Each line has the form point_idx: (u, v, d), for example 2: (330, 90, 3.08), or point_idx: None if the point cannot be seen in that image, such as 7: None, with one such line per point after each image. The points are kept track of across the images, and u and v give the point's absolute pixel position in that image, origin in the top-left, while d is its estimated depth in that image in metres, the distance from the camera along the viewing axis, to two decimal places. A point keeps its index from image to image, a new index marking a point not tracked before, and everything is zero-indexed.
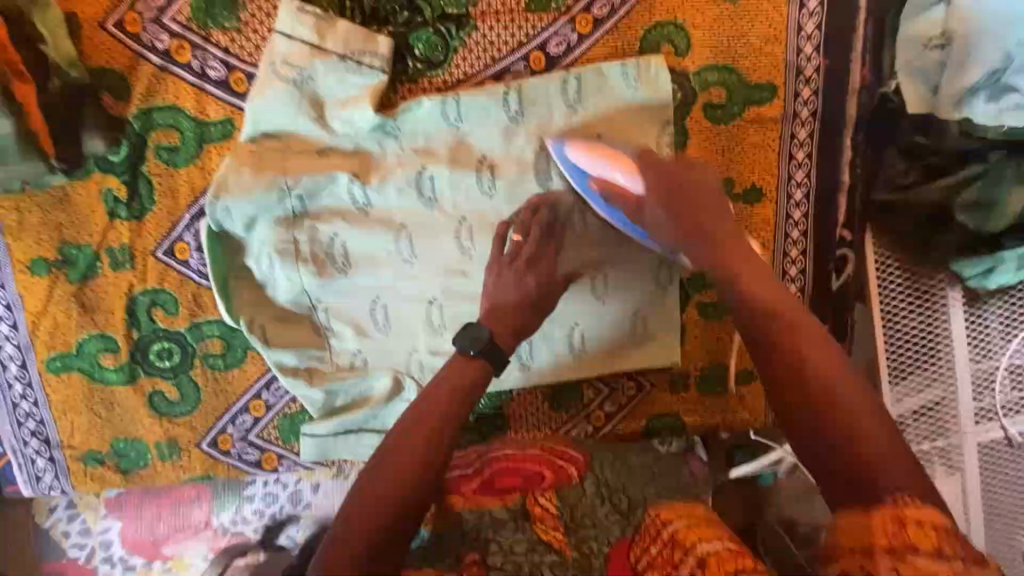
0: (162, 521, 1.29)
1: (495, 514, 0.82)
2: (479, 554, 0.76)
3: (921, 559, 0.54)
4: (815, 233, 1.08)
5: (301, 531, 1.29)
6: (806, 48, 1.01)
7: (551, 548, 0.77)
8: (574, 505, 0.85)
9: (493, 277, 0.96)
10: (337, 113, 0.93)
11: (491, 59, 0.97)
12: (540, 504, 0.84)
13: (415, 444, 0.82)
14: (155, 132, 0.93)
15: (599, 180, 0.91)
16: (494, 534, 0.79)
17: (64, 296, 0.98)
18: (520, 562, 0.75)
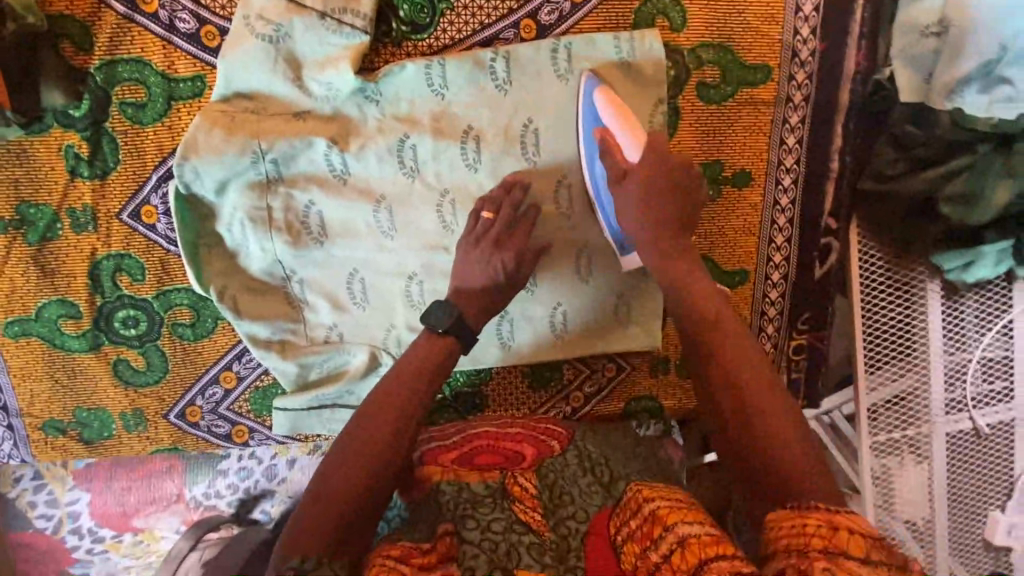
0: (131, 494, 1.27)
1: (473, 489, 0.82)
2: (453, 526, 0.76)
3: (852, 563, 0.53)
4: (801, 219, 1.08)
5: (276, 505, 1.30)
6: (803, 30, 0.98)
7: (528, 527, 0.78)
8: (552, 484, 0.86)
9: (460, 256, 0.93)
10: (314, 74, 0.88)
11: (479, 24, 0.93)
12: (518, 484, 0.84)
13: (382, 427, 0.79)
14: (119, 87, 0.88)
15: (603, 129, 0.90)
16: (472, 510, 0.79)
17: (22, 258, 0.93)
18: (496, 540, 0.75)
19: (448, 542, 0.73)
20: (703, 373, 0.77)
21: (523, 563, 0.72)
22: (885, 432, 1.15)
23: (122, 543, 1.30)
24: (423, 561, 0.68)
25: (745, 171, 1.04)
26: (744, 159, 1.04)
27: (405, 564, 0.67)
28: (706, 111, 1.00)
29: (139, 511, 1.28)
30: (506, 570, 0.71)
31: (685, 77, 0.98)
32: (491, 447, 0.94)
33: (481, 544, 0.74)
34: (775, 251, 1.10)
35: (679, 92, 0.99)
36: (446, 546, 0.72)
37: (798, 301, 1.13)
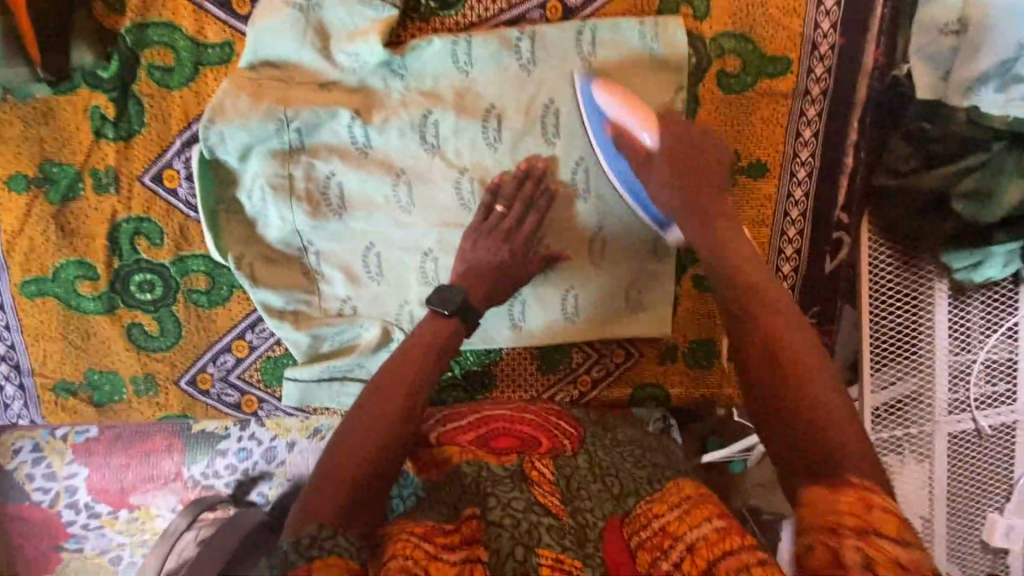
0: (129, 471, 1.28)
1: (492, 470, 0.83)
2: (479, 509, 0.78)
3: (884, 541, 0.55)
4: (814, 212, 1.10)
5: (274, 488, 1.30)
6: (823, 23, 1.00)
7: (547, 510, 0.78)
8: (570, 476, 0.85)
9: (470, 242, 0.94)
10: (342, 46, 0.89)
11: (506, 3, 0.95)
12: (536, 468, 0.85)
13: (396, 402, 0.80)
14: (148, 49, 0.89)
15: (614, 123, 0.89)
16: (493, 488, 0.80)
17: (43, 217, 0.93)
18: (517, 518, 0.76)
19: (473, 525, 0.77)
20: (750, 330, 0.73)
21: (543, 543, 0.74)
22: (886, 430, 1.16)
23: (119, 520, 1.30)
24: (445, 540, 0.73)
25: (761, 161, 1.05)
26: (760, 150, 1.05)
27: (428, 542, 0.72)
28: (725, 100, 1.01)
29: (136, 488, 1.28)
30: (528, 548, 0.73)
31: (706, 65, 1.00)
32: (506, 429, 0.95)
33: (503, 521, 0.76)
34: (786, 244, 1.11)
35: (699, 79, 1.00)
36: (471, 530, 0.76)
37: (807, 294, 1.15)
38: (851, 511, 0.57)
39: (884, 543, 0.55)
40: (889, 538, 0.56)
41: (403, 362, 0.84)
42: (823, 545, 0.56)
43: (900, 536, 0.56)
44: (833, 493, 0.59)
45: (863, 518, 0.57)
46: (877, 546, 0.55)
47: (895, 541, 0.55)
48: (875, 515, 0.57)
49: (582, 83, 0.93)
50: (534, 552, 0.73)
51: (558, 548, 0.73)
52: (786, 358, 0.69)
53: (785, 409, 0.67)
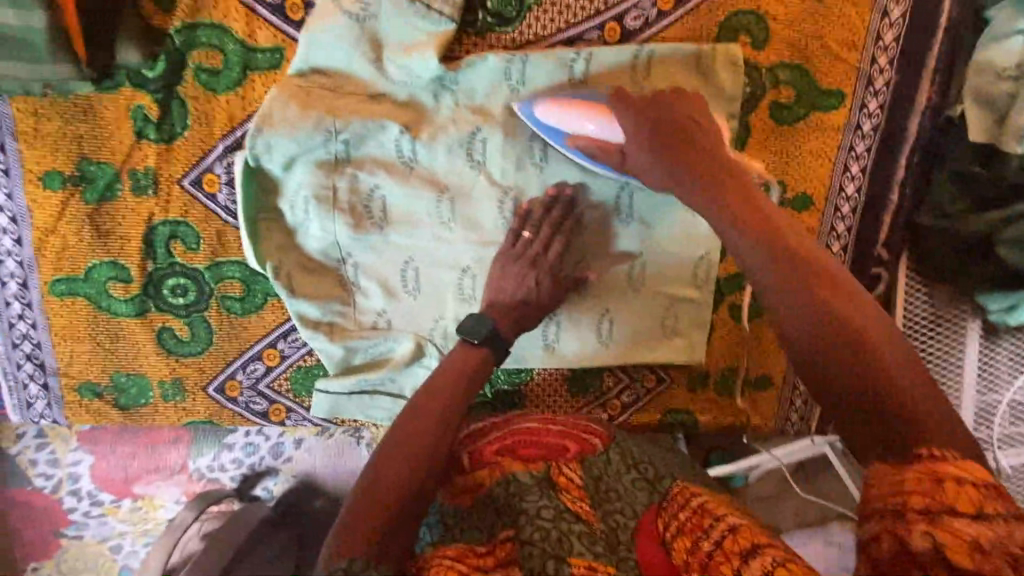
0: (134, 460, 1.25)
1: (518, 480, 0.82)
2: (514, 531, 0.76)
3: (958, 522, 0.50)
4: (855, 247, 1.08)
5: (279, 484, 1.29)
6: (880, 60, 0.98)
7: (578, 517, 0.77)
8: (598, 478, 0.84)
9: (498, 271, 0.95)
10: (394, 57, 0.87)
11: (564, 22, 0.92)
12: (564, 474, 0.83)
13: (432, 429, 0.80)
14: (196, 51, 0.86)
15: (573, 136, 0.89)
16: (522, 501, 0.78)
17: (77, 216, 0.91)
18: (549, 528, 0.75)
19: (508, 548, 0.75)
20: (822, 304, 0.64)
21: (575, 551, 0.73)
22: None
23: (121, 509, 1.29)
24: (479, 561, 0.72)
25: (807, 194, 1.04)
26: (807, 183, 1.03)
27: (462, 562, 0.70)
28: (776, 132, 1.00)
29: (140, 478, 1.26)
30: (560, 559, 0.72)
31: (759, 96, 0.98)
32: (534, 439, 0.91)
33: (535, 539, 0.74)
34: None
35: (752, 109, 0.99)
36: (506, 551, 0.74)
37: None
38: (917, 493, 0.53)
39: (958, 526, 0.50)
40: (961, 517, 0.51)
41: (439, 389, 0.85)
42: (890, 537, 0.52)
43: (975, 512, 0.51)
44: (898, 471, 0.55)
45: (933, 497, 0.52)
46: (953, 530, 0.50)
47: (969, 520, 0.51)
48: (947, 491, 0.52)
49: (523, 108, 0.91)
50: (566, 562, 0.71)
51: (591, 556, 0.72)
52: (864, 343, 0.62)
53: (870, 396, 0.60)
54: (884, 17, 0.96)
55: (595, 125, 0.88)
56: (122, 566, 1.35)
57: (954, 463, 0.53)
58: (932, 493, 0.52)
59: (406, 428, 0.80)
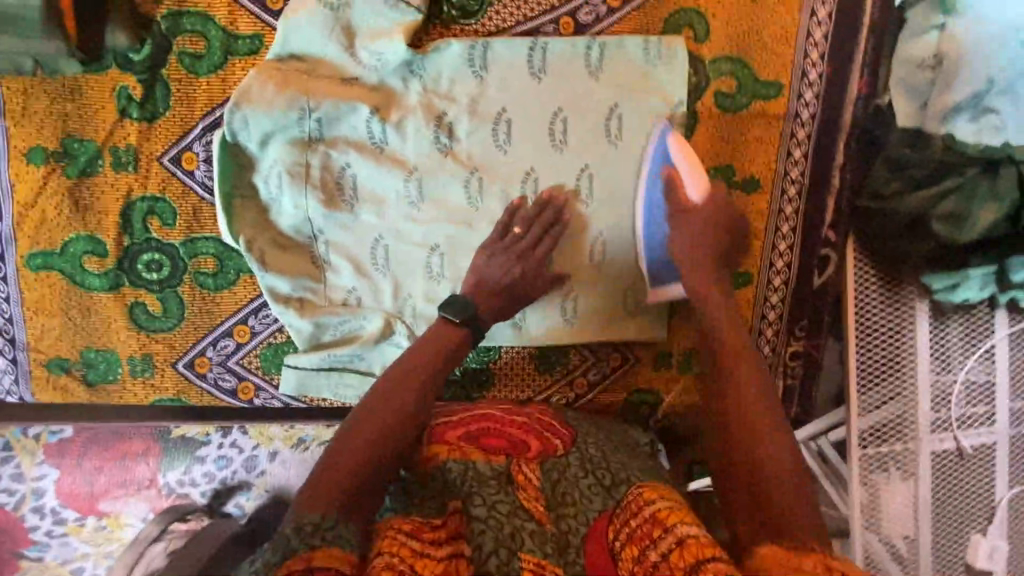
0: (102, 474, 1.23)
1: (477, 467, 0.81)
2: (463, 505, 0.77)
3: None
4: (803, 228, 1.14)
5: (251, 500, 1.25)
6: (812, 54, 1.07)
7: (531, 515, 0.76)
8: (556, 481, 0.83)
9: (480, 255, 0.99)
10: (366, 44, 0.95)
11: (522, 16, 1.00)
12: (523, 473, 0.83)
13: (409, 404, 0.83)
14: (181, 37, 0.93)
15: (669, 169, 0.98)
16: (477, 487, 0.78)
17: (58, 191, 0.94)
18: (502, 520, 0.74)
19: (459, 521, 0.76)
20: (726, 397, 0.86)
21: (525, 547, 0.71)
22: (872, 446, 1.18)
23: (84, 528, 1.23)
24: (432, 536, 0.72)
25: (755, 177, 1.11)
26: (755, 167, 1.11)
27: (416, 539, 0.70)
28: (722, 119, 1.07)
29: (107, 493, 1.23)
30: (512, 551, 0.71)
31: (704, 85, 1.06)
32: (498, 429, 0.91)
33: (488, 521, 0.74)
34: (777, 258, 1.15)
35: (698, 98, 1.06)
36: (456, 525, 0.76)
37: (795, 309, 1.18)
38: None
39: None
40: None
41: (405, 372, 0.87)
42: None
43: None
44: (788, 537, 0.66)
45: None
46: None
47: None
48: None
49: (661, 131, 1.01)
50: (517, 556, 0.70)
51: (540, 554, 0.71)
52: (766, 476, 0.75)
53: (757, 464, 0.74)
54: (812, 16, 1.06)
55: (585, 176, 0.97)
56: None
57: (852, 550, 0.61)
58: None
59: (382, 400, 0.83)
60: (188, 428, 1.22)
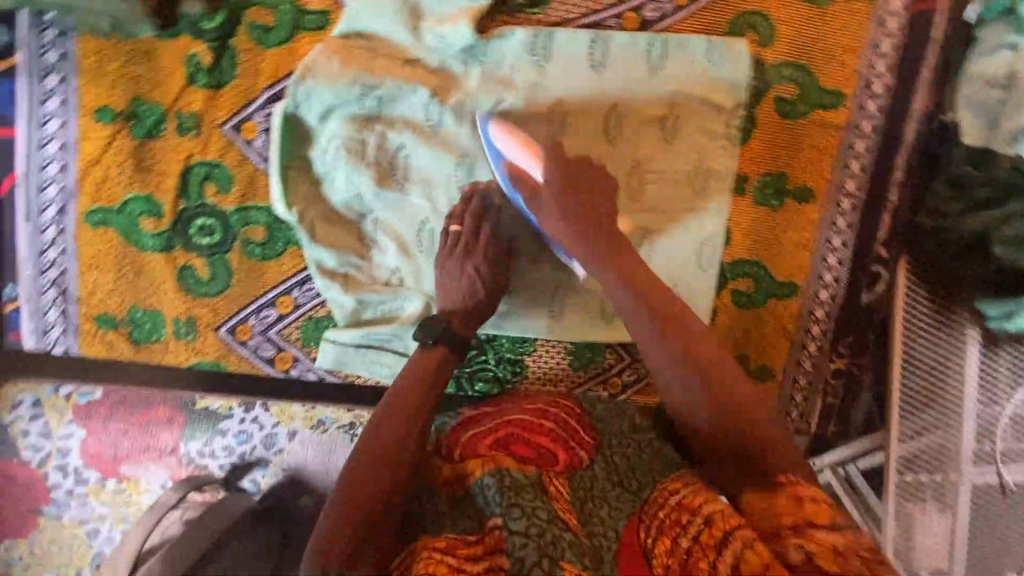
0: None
1: (513, 476, 0.77)
2: (502, 519, 0.74)
3: (819, 532, 0.67)
4: (855, 242, 1.12)
5: None
6: (879, 65, 1.05)
7: (567, 525, 0.75)
8: (585, 498, 0.81)
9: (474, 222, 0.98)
10: (431, 27, 0.96)
11: (586, 10, 0.99)
12: (555, 485, 0.80)
13: (409, 430, 0.82)
14: (252, 9, 0.94)
15: (510, 164, 0.95)
16: (515, 499, 0.75)
17: (123, 150, 0.97)
18: (542, 528, 0.73)
19: (496, 535, 0.74)
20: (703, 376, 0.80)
21: (565, 557, 0.71)
22: (909, 472, 1.15)
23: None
24: (467, 552, 0.72)
25: (810, 188, 1.09)
26: (810, 177, 1.08)
27: (451, 556, 0.71)
28: (781, 125, 1.06)
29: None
30: (553, 561, 0.70)
31: (765, 90, 1.04)
32: (529, 437, 0.85)
33: (528, 533, 0.72)
34: (825, 270, 1.13)
35: (758, 102, 1.05)
36: (495, 539, 0.74)
37: (840, 324, 1.15)
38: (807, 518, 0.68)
39: (820, 533, 0.66)
40: (822, 528, 0.67)
41: (409, 383, 0.87)
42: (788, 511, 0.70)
43: (828, 521, 0.68)
44: (772, 498, 0.72)
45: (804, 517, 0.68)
46: (811, 535, 0.66)
47: (827, 528, 0.67)
48: (803, 508, 0.69)
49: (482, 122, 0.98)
50: (557, 566, 0.70)
51: (579, 566, 0.71)
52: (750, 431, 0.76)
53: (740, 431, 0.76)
54: (882, 28, 1.04)
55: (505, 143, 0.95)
56: None
57: (805, 487, 0.71)
58: (796, 515, 0.69)
59: (385, 426, 0.82)
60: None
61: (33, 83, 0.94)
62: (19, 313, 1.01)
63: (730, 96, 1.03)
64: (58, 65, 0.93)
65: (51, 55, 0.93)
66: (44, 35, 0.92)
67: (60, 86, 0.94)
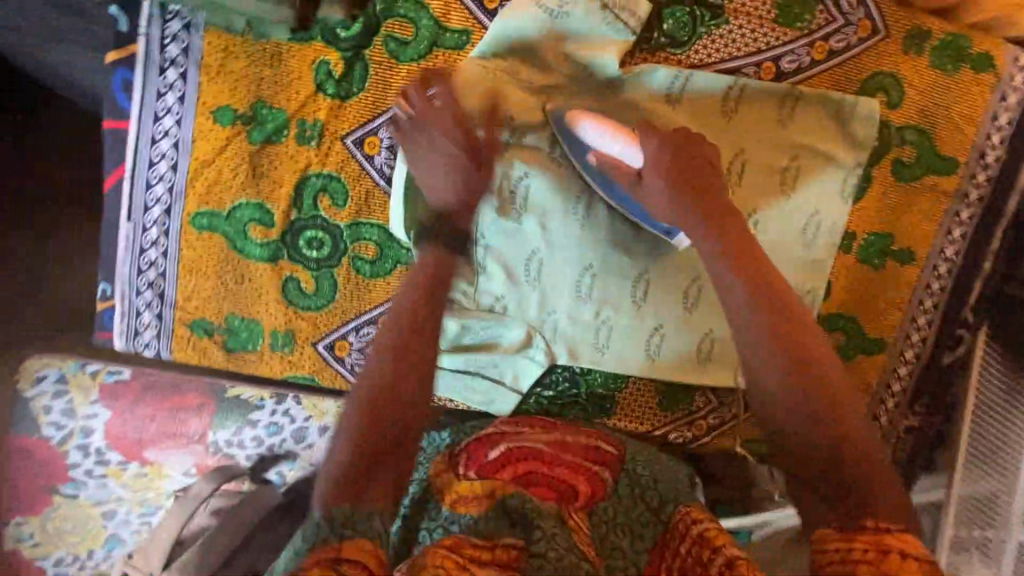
0: (153, 423, 1.35)
1: (536, 501, 0.80)
2: (523, 542, 0.75)
3: None
4: (945, 305, 1.14)
5: (293, 469, 1.40)
6: (994, 136, 1.05)
7: (586, 556, 0.74)
8: (603, 534, 0.82)
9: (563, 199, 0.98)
10: (574, 56, 0.93)
11: (727, 55, 0.97)
12: (574, 518, 0.81)
13: (426, 349, 0.79)
14: (391, 21, 0.89)
15: (600, 153, 0.92)
16: (537, 522, 0.76)
17: (239, 154, 0.92)
18: (562, 554, 0.72)
19: (512, 554, 0.74)
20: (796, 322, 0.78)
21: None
22: (959, 525, 1.14)
23: (125, 472, 1.37)
24: (473, 552, 0.73)
25: (912, 250, 1.10)
26: (913, 240, 1.10)
27: (457, 554, 0.73)
28: (894, 187, 1.07)
29: (154, 442, 1.36)
30: None
31: (884, 152, 1.04)
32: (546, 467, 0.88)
33: (546, 554, 0.72)
34: (914, 330, 1.15)
35: (876, 163, 1.05)
36: (509, 556, 0.74)
37: (919, 382, 1.18)
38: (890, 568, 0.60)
39: None
40: None
41: (411, 282, 0.82)
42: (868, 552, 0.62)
43: None
44: (846, 543, 0.64)
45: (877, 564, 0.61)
46: None
47: None
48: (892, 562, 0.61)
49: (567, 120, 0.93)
50: None
51: None
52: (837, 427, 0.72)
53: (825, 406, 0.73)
54: (1002, 101, 1.03)
55: (616, 143, 0.91)
56: (110, 534, 1.39)
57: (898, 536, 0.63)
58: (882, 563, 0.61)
59: (387, 350, 0.78)
60: (243, 390, 1.37)
61: (151, 76, 0.88)
62: (111, 313, 0.97)
63: (850, 153, 1.03)
64: (180, 59, 0.87)
65: (173, 48, 0.87)
66: (168, 25, 0.86)
67: (180, 81, 0.88)
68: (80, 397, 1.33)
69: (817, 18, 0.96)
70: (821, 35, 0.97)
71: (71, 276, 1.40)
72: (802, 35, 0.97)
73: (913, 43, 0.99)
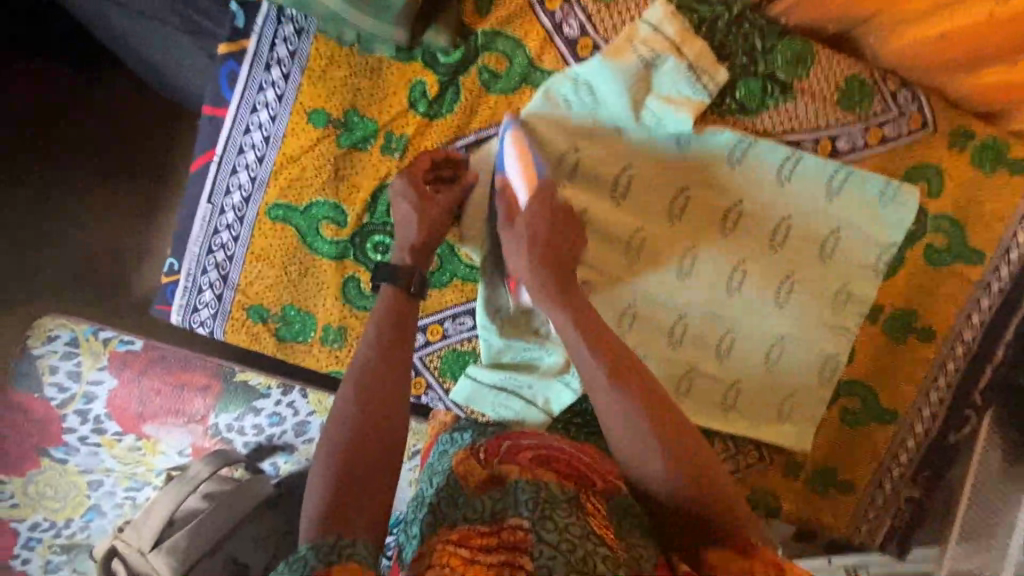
0: (157, 398, 1.33)
1: (550, 490, 0.75)
2: (529, 525, 0.71)
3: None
4: (958, 386, 1.18)
5: (289, 462, 1.40)
6: (1021, 235, 1.10)
7: (602, 541, 0.71)
8: (626, 516, 0.78)
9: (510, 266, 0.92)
10: (656, 104, 0.98)
11: (790, 128, 1.04)
12: (591, 502, 0.77)
13: (400, 363, 0.84)
14: (488, 54, 0.96)
15: (503, 180, 0.93)
16: (549, 510, 0.72)
17: (325, 154, 0.97)
18: (573, 544, 0.69)
19: (517, 534, 0.71)
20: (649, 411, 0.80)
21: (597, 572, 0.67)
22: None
23: (119, 444, 1.34)
24: (482, 542, 0.71)
25: (932, 328, 1.17)
26: (935, 318, 1.16)
27: (465, 547, 0.70)
28: (922, 268, 1.14)
29: (154, 418, 1.34)
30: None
31: (920, 235, 1.12)
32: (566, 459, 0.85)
33: (558, 546, 0.68)
34: (926, 406, 1.19)
35: (910, 245, 1.13)
36: (515, 537, 0.71)
37: (922, 458, 1.21)
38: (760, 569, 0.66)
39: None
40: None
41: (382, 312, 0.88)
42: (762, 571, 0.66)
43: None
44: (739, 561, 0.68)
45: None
46: None
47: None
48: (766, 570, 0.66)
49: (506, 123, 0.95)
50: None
51: None
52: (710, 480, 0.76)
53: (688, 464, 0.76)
54: None
55: (521, 181, 0.91)
56: (92, 504, 1.36)
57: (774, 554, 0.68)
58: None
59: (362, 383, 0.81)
60: (251, 377, 1.35)
61: (257, 70, 0.94)
62: (175, 287, 1.03)
63: (891, 230, 1.09)
64: (286, 59, 0.93)
65: (281, 49, 0.93)
66: (281, 27, 0.92)
67: (282, 80, 0.94)
68: (88, 362, 1.30)
69: (874, 107, 1.04)
70: (876, 122, 1.05)
71: (80, 241, 1.35)
72: (858, 120, 1.05)
73: (958, 139, 1.07)
